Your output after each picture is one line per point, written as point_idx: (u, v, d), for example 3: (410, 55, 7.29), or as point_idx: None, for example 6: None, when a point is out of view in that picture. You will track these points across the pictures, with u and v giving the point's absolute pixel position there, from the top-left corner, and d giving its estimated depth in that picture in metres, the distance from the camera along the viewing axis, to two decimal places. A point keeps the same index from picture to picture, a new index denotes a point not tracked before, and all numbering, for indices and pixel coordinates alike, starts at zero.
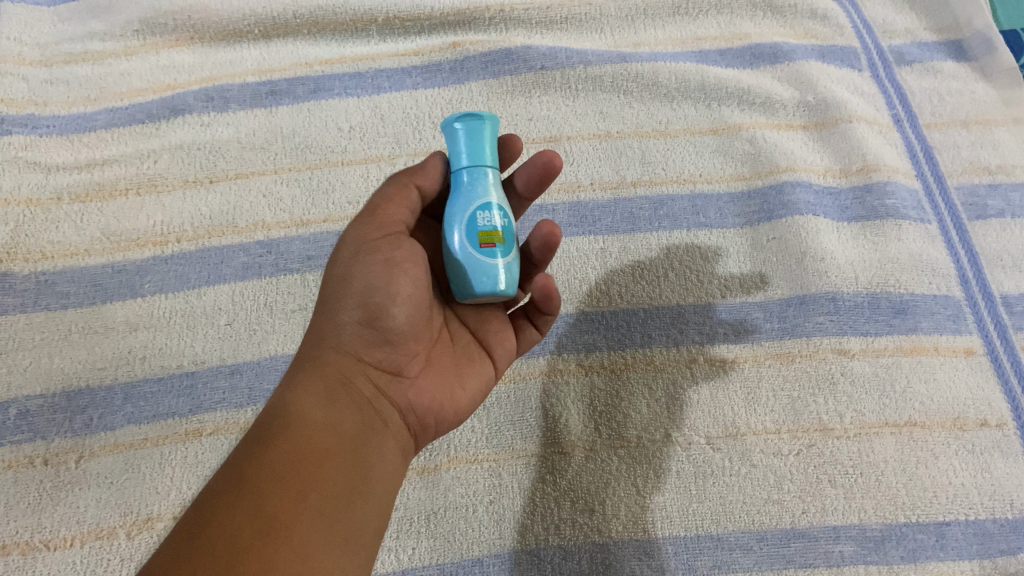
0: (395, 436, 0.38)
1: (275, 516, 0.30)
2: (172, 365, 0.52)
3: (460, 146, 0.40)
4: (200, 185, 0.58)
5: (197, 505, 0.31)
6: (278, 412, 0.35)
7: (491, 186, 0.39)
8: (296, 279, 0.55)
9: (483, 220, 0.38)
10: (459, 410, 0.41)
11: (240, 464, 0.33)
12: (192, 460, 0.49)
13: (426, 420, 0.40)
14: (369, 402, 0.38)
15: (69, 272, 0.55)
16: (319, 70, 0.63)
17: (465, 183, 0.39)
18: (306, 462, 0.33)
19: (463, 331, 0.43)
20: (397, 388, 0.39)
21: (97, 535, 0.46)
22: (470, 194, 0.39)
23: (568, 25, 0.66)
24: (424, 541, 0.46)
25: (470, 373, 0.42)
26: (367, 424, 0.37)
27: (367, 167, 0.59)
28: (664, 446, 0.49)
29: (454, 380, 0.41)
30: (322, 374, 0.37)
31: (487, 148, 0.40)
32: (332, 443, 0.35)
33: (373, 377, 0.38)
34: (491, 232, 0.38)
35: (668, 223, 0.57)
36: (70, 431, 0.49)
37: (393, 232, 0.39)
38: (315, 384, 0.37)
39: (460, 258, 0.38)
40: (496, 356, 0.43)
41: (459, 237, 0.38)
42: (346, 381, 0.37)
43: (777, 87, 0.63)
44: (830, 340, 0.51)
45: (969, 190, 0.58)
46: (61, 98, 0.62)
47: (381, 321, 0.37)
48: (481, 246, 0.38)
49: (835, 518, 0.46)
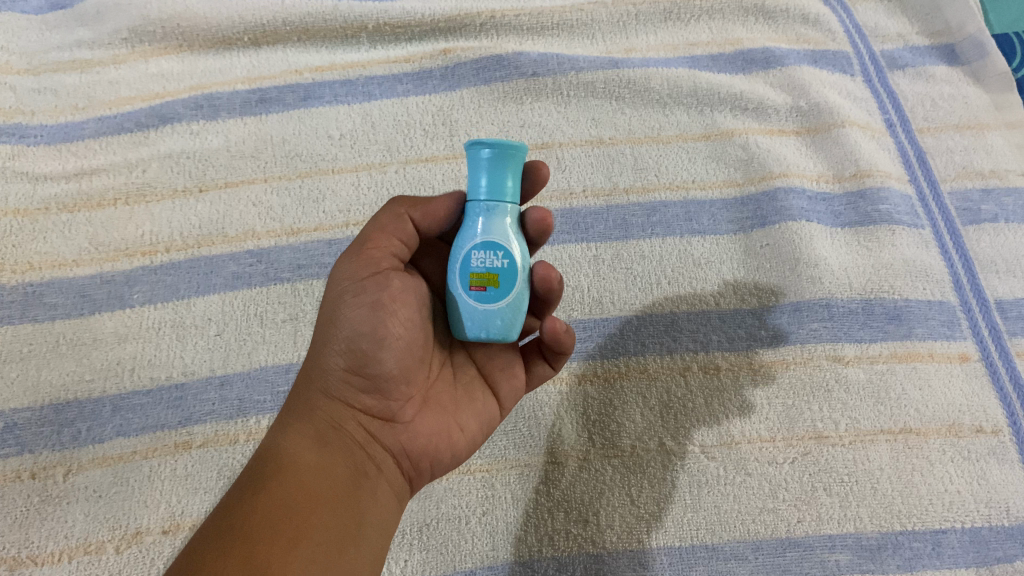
0: (389, 481, 0.38)
1: (264, 563, 0.30)
2: (161, 376, 0.51)
3: (482, 174, 0.37)
4: (189, 194, 0.58)
5: (187, 551, 0.31)
6: (269, 455, 0.35)
7: (501, 225, 0.37)
8: (286, 289, 0.54)
9: (477, 263, 0.37)
10: (458, 451, 0.40)
11: (232, 508, 0.32)
12: (182, 472, 0.48)
13: (422, 462, 0.39)
14: (361, 447, 0.37)
15: (56, 283, 0.54)
16: (309, 78, 0.63)
17: (472, 217, 0.38)
18: (299, 507, 0.33)
19: (468, 366, 0.42)
20: (390, 433, 0.38)
21: (85, 550, 0.46)
22: (471, 232, 0.37)
23: (560, 31, 0.66)
24: (416, 553, 0.46)
25: (471, 411, 0.41)
26: (360, 469, 0.36)
27: (358, 175, 0.59)
28: (658, 455, 0.48)
29: (453, 421, 0.40)
30: (312, 418, 0.37)
31: (506, 182, 0.37)
32: (325, 489, 0.34)
33: (365, 422, 0.38)
34: (482, 278, 0.37)
35: (660, 229, 0.56)
36: (58, 444, 0.49)
37: (381, 269, 0.38)
38: (306, 429, 0.36)
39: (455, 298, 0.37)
40: (500, 389, 0.43)
41: (456, 275, 0.37)
42: (336, 426, 0.37)
43: (770, 92, 0.62)
44: (825, 347, 0.51)
45: (962, 195, 0.57)
46: (49, 107, 0.61)
47: (369, 366, 0.37)
48: (471, 290, 0.37)
49: (830, 527, 0.46)
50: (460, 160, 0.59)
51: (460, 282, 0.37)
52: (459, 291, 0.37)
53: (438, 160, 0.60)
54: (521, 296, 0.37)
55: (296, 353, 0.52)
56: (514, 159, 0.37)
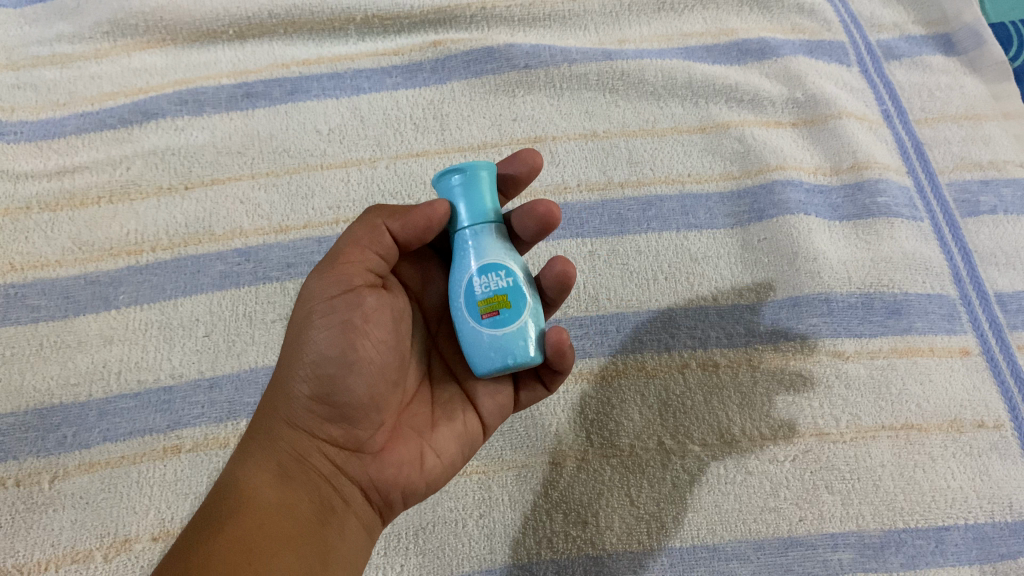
0: (358, 513, 0.37)
1: None
2: (149, 379, 0.50)
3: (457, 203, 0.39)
4: (175, 191, 0.56)
5: None
6: (229, 490, 0.35)
7: (487, 249, 0.38)
8: (276, 288, 0.53)
9: (480, 290, 0.37)
10: (432, 479, 0.39)
11: (190, 547, 0.32)
12: (171, 477, 0.47)
13: (392, 496, 0.38)
14: (324, 480, 0.37)
15: (39, 284, 0.53)
16: (296, 71, 0.61)
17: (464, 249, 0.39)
18: (258, 549, 0.32)
19: (449, 386, 0.41)
20: (357, 465, 0.37)
21: (72, 559, 0.45)
22: (467, 264, 0.38)
23: (552, 22, 0.65)
24: (413, 557, 0.45)
25: (449, 435, 0.40)
26: (325, 504, 0.36)
27: (347, 171, 0.57)
28: (657, 455, 0.47)
29: (427, 447, 0.39)
30: (275, 449, 0.36)
31: (480, 199, 0.39)
32: (287, 527, 0.34)
33: (329, 453, 0.37)
34: (488, 303, 0.37)
35: (657, 224, 0.55)
36: (42, 450, 0.48)
37: (354, 285, 0.37)
38: (268, 461, 0.36)
39: (476, 335, 0.37)
40: (484, 409, 0.41)
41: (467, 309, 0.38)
42: (300, 458, 0.37)
43: (765, 83, 0.62)
44: (824, 342, 0.50)
45: (960, 186, 0.57)
46: (29, 103, 0.60)
47: (335, 394, 0.36)
48: (484, 317, 0.37)
49: (832, 525, 0.45)
50: (450, 155, 0.58)
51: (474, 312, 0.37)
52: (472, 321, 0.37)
53: (429, 155, 0.58)
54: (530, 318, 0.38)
55: None
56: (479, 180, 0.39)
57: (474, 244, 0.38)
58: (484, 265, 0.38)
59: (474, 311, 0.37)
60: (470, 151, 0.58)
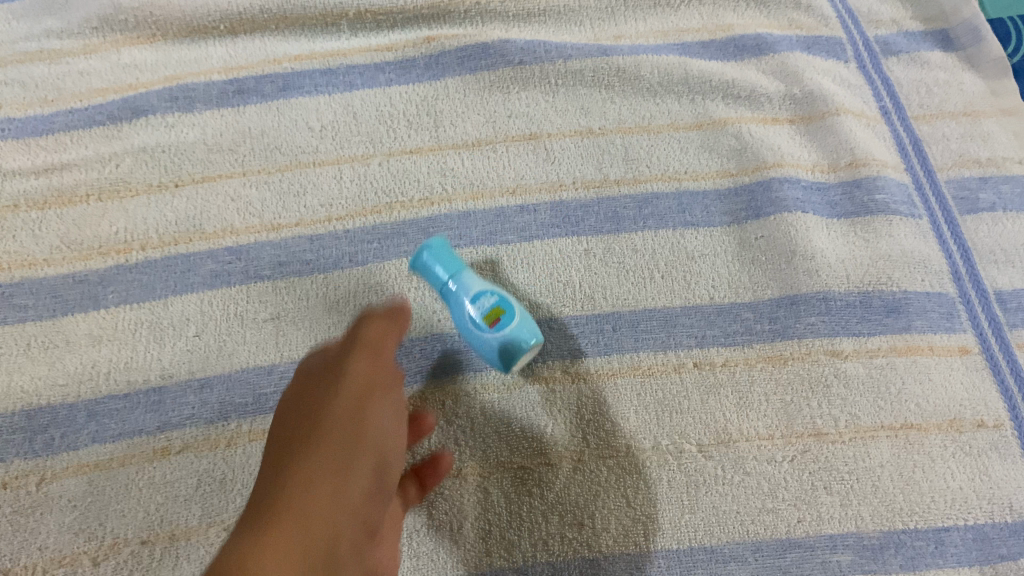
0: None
1: None
2: (139, 380, 0.49)
3: (437, 269, 0.49)
4: (166, 189, 0.56)
5: None
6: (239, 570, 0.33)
7: (473, 282, 0.48)
8: (267, 287, 0.52)
9: (481, 307, 0.47)
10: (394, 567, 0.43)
11: None
12: (161, 480, 0.46)
13: None
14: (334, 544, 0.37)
15: (27, 284, 0.52)
16: (288, 67, 0.61)
17: (453, 291, 0.48)
18: None
19: (406, 496, 0.44)
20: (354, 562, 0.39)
21: (60, 563, 0.44)
22: (460, 302, 0.48)
23: (546, 18, 0.64)
24: (407, 561, 0.44)
25: (401, 519, 0.44)
26: (335, 567, 0.37)
27: (340, 168, 0.57)
28: (653, 455, 0.47)
29: (391, 543, 0.43)
30: (293, 533, 0.36)
31: (452, 257, 0.49)
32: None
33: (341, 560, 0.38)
34: (489, 315, 0.47)
35: (653, 222, 0.55)
36: (30, 452, 0.47)
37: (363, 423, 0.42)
38: (283, 536, 0.35)
39: (493, 341, 0.47)
40: (427, 484, 0.45)
41: (475, 327, 0.47)
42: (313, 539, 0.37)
43: (763, 80, 0.61)
44: (822, 341, 0.50)
45: (959, 183, 0.56)
46: (17, 100, 0.59)
47: (344, 498, 0.39)
48: (492, 324, 0.47)
49: (831, 526, 0.45)
50: (444, 152, 0.58)
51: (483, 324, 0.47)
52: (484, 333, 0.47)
53: (422, 152, 0.58)
54: (523, 323, 0.47)
55: (278, 354, 0.50)
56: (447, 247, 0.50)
57: (459, 286, 0.48)
58: (472, 292, 0.47)
59: (481, 325, 0.47)
60: (464, 148, 0.58)
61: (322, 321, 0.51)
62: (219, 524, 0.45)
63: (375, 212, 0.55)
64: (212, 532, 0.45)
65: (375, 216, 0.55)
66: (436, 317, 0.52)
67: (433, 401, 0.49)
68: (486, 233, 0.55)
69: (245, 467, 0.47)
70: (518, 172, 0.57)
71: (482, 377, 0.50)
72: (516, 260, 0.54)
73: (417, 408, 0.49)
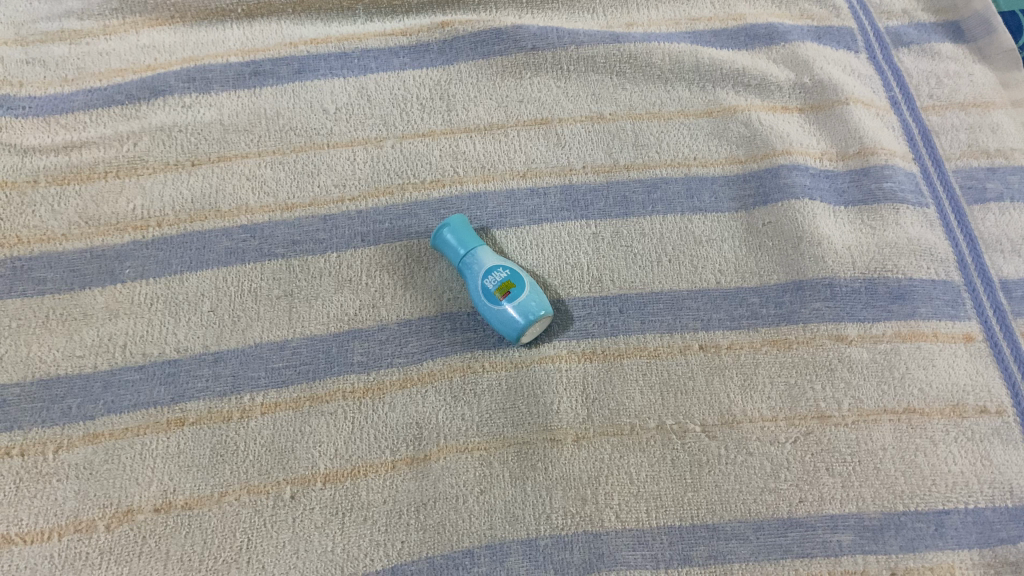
0: None
1: None
2: (154, 352, 0.50)
3: (451, 241, 0.51)
4: (181, 167, 0.57)
5: None
6: None
7: (486, 257, 0.50)
8: (281, 265, 0.53)
9: (491, 282, 0.49)
10: None
11: None
12: (175, 450, 0.47)
13: None
14: None
15: (46, 257, 0.53)
16: (305, 50, 0.62)
17: (468, 265, 0.50)
18: None
19: None
20: None
21: (75, 528, 0.45)
22: (473, 274, 0.50)
23: (560, 6, 0.65)
24: (414, 533, 0.45)
25: None
26: None
27: (354, 150, 0.58)
28: (657, 434, 0.48)
29: None
30: None
31: (468, 230, 0.51)
32: None
33: None
34: (500, 289, 0.49)
35: (662, 207, 0.55)
36: (47, 421, 0.48)
37: None
38: None
39: (503, 312, 0.48)
40: None
41: (488, 300, 0.49)
42: None
43: (773, 68, 0.61)
44: (828, 326, 0.50)
45: (967, 173, 0.57)
46: (39, 79, 0.60)
47: None
48: (502, 297, 0.48)
49: (832, 506, 0.45)
50: (457, 135, 0.58)
51: (494, 296, 0.49)
52: (495, 305, 0.48)
53: (435, 135, 0.58)
54: (535, 295, 0.49)
55: (290, 330, 0.51)
56: (464, 222, 0.52)
57: (473, 260, 0.50)
58: (484, 267, 0.49)
59: (492, 297, 0.49)
60: (476, 132, 0.58)
61: (334, 298, 0.52)
62: (231, 494, 0.46)
63: (387, 192, 0.56)
64: (223, 501, 0.46)
65: (387, 197, 0.56)
66: (446, 296, 0.53)
67: (441, 377, 0.49)
68: (496, 215, 0.55)
69: (256, 439, 0.47)
70: (528, 155, 0.57)
71: (490, 355, 0.50)
72: (526, 242, 0.54)
73: (425, 385, 0.49)
